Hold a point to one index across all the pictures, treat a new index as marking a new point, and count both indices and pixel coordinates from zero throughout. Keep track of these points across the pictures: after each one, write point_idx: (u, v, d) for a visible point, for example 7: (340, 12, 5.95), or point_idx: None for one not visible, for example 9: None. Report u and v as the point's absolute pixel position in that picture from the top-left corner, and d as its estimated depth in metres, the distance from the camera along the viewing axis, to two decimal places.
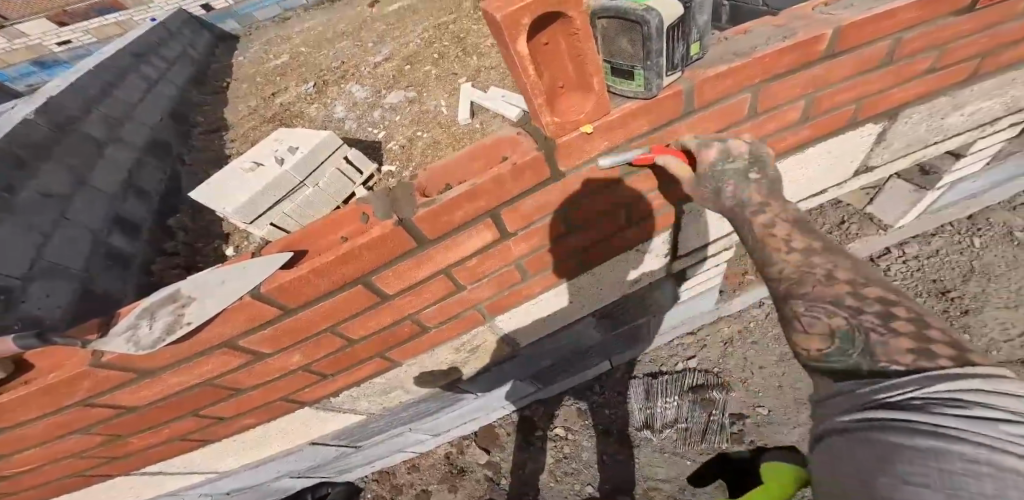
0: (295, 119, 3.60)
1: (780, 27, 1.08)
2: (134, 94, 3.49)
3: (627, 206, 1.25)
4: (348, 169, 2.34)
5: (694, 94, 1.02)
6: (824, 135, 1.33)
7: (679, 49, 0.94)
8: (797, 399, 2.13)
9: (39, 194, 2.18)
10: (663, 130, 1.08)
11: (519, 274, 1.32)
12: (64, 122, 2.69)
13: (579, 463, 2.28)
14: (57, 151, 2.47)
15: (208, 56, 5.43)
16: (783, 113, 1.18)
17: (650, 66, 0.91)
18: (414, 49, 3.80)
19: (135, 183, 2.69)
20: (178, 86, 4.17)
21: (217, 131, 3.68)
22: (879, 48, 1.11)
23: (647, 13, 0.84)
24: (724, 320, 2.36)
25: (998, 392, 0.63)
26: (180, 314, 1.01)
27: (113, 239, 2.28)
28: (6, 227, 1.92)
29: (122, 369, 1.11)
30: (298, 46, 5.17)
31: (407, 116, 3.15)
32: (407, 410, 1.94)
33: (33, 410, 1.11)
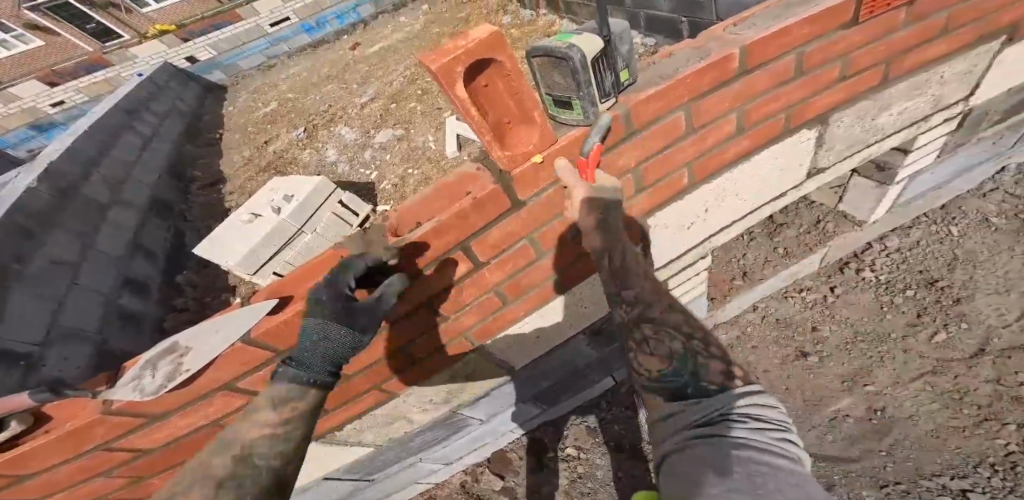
0: (288, 165, 3.70)
1: (698, 49, 1.16)
2: (131, 153, 3.61)
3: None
4: (344, 212, 2.44)
5: (630, 117, 1.09)
6: (764, 144, 1.38)
7: (608, 77, 1.01)
8: (806, 400, 2.08)
9: (47, 262, 2.24)
10: (610, 152, 1.14)
11: (500, 300, 1.37)
12: (66, 187, 2.77)
13: (594, 482, 2.28)
14: (62, 217, 2.54)
15: (197, 108, 5.59)
16: (715, 128, 1.24)
17: (584, 95, 0.98)
18: (397, 87, 3.95)
19: (141, 243, 2.78)
20: (172, 141, 4.29)
21: (215, 184, 3.79)
22: (787, 63, 1.18)
23: (570, 49, 0.92)
24: (722, 328, 2.33)
25: (763, 404, 0.84)
26: (179, 362, 1.05)
27: (124, 299, 2.35)
28: (20, 296, 1.97)
29: (132, 414, 1.13)
30: (285, 92, 5.35)
31: (396, 154, 3.26)
32: (415, 440, 1.96)
33: (55, 457, 1.12)
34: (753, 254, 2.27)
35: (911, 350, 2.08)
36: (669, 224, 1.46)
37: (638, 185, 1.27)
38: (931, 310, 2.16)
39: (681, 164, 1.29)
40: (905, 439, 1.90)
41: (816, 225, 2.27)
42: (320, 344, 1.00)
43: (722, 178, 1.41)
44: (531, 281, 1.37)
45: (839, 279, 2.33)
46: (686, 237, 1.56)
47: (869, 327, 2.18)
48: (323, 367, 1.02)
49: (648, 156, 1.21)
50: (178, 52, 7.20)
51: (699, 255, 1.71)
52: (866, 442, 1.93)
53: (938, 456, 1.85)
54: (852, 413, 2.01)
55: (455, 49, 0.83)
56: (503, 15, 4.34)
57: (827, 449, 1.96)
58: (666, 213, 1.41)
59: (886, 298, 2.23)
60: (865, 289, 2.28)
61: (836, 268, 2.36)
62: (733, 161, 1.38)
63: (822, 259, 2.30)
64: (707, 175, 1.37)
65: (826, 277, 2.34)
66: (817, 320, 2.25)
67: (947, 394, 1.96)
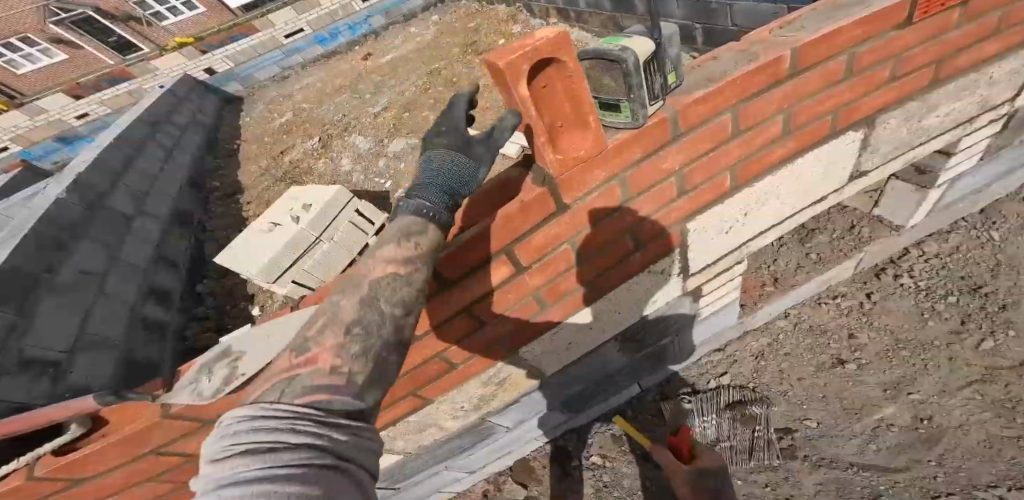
0: (305, 175, 3.90)
1: (743, 52, 1.15)
2: (155, 165, 3.70)
3: (632, 231, 1.30)
4: (359, 220, 2.63)
5: (678, 119, 1.08)
6: (810, 146, 1.36)
7: (657, 80, 1.01)
8: (846, 409, 2.03)
9: (77, 272, 2.28)
10: (657, 154, 1.13)
11: (539, 305, 1.36)
12: (95, 199, 2.83)
13: (622, 490, 2.23)
14: (92, 229, 2.60)
15: (216, 120, 5.72)
16: (764, 129, 1.22)
17: (634, 98, 0.98)
18: (411, 96, 4.03)
19: (164, 254, 2.94)
20: (192, 153, 4.40)
21: (234, 197, 4.05)
22: (838, 64, 1.16)
23: (624, 52, 0.92)
24: (751, 335, 2.31)
25: None
26: (234, 367, 1.12)
27: (148, 309, 2.46)
28: (54, 306, 2.01)
29: (189, 418, 1.18)
30: (301, 102, 5.46)
31: (413, 162, 3.30)
32: (442, 448, 1.95)
33: (111, 460, 1.18)
34: (784, 260, 2.25)
35: (958, 358, 2.03)
36: (709, 228, 1.45)
37: (681, 188, 1.25)
38: (976, 316, 2.10)
39: (725, 167, 1.27)
40: (956, 449, 1.85)
41: (850, 231, 2.23)
42: (445, 171, 0.98)
43: (765, 181, 1.38)
44: (569, 286, 1.36)
45: (876, 285, 2.27)
46: (724, 241, 1.54)
47: (910, 334, 2.12)
48: (444, 202, 0.95)
49: (694, 160, 1.20)
50: (196, 64, 7.28)
51: (737, 259, 1.69)
52: (911, 451, 1.88)
53: (993, 467, 1.78)
54: (895, 422, 1.96)
55: (524, 47, 0.85)
56: (513, 24, 4.40)
57: (869, 459, 1.91)
58: (709, 216, 1.39)
59: (928, 304, 2.17)
60: (903, 296, 2.22)
61: (871, 272, 2.31)
62: (777, 164, 1.35)
63: (857, 265, 2.26)
64: (751, 178, 1.35)
65: (862, 283, 2.30)
66: (854, 327, 2.20)
67: (999, 403, 1.89)
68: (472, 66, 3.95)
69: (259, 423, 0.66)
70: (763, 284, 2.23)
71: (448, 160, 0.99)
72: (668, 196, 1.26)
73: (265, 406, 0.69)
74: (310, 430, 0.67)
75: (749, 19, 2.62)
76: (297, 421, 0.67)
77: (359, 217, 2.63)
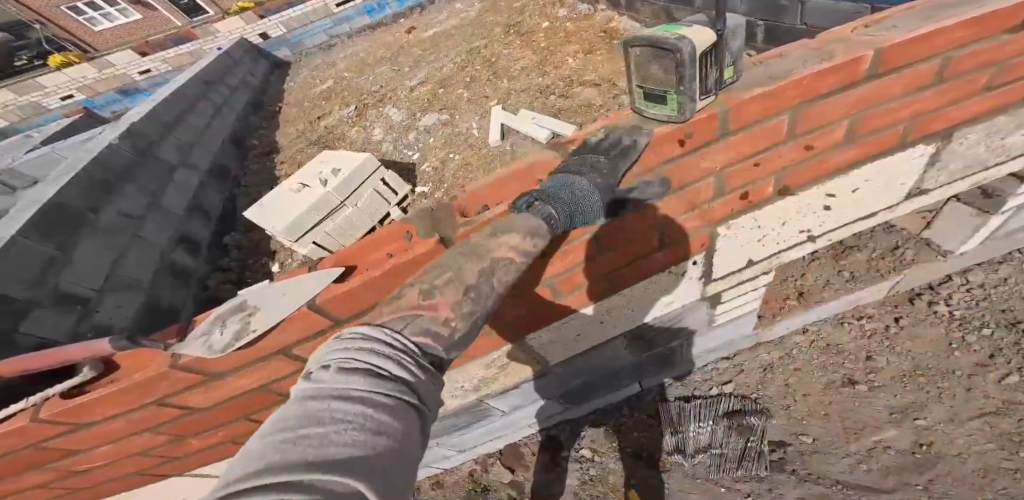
0: (337, 142, 3.96)
1: (817, 49, 1.06)
2: (202, 120, 3.84)
3: (659, 229, 1.27)
4: (385, 190, 2.66)
5: (729, 117, 1.03)
6: (872, 157, 1.27)
7: (712, 74, 0.97)
8: (845, 428, 1.97)
9: (119, 214, 2.38)
10: (697, 153, 1.09)
11: (552, 293, 1.38)
12: (146, 146, 2.96)
13: (605, 487, 2.23)
14: (139, 175, 2.71)
15: (263, 83, 5.89)
16: (828, 133, 1.14)
17: (684, 90, 0.95)
18: (448, 73, 3.96)
19: (197, 205, 3.05)
20: (237, 113, 4.56)
21: (270, 155, 4.16)
22: (930, 67, 1.06)
23: (680, 41, 0.91)
24: (764, 346, 2.24)
25: None
26: (246, 322, 1.14)
27: (178, 255, 2.58)
28: (94, 243, 2.12)
29: (196, 370, 1.23)
30: (342, 71, 5.50)
31: (440, 137, 3.25)
32: (435, 423, 2.00)
33: (115, 408, 1.24)
34: (814, 275, 2.13)
35: (977, 389, 1.93)
36: (739, 234, 1.39)
37: (717, 189, 1.21)
38: (1007, 352, 1.97)
39: (771, 172, 1.21)
40: (947, 476, 1.78)
41: (893, 252, 2.09)
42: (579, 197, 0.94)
43: (809, 192, 1.31)
44: (583, 277, 1.37)
45: (908, 310, 2.15)
46: (751, 252, 1.49)
47: (931, 362, 2.01)
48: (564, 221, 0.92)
49: (736, 161, 1.14)
50: (252, 29, 7.43)
51: (760, 270, 1.63)
52: (902, 474, 1.82)
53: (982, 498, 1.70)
54: (895, 444, 1.89)
55: None
56: (559, 7, 4.17)
57: (857, 477, 1.86)
58: (739, 224, 1.35)
59: (959, 334, 2.05)
60: (935, 324, 2.10)
61: (907, 298, 2.18)
62: (837, 171, 1.27)
63: (890, 287, 2.13)
64: (800, 185, 1.28)
65: (892, 306, 2.17)
66: (873, 349, 2.10)
67: (1006, 436, 1.80)
68: (512, 46, 3.80)
69: (372, 349, 0.74)
70: (788, 296, 2.13)
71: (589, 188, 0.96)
72: (702, 196, 1.21)
73: (385, 337, 0.77)
74: (408, 371, 0.74)
75: (828, 18, 2.46)
76: (398, 359, 0.75)
77: (383, 187, 2.66)
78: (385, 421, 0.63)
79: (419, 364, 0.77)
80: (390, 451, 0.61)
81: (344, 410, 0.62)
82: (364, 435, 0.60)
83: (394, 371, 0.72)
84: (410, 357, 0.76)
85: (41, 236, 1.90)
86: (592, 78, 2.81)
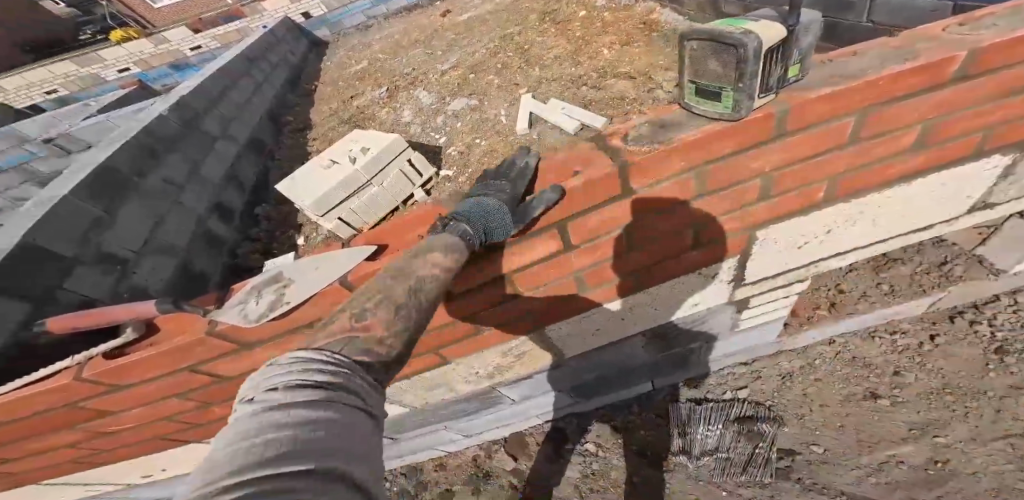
0: (367, 121, 3.94)
1: (898, 48, 1.02)
2: (245, 96, 3.96)
3: (695, 226, 1.24)
4: (409, 171, 2.59)
5: (789, 117, 0.99)
6: (933, 168, 1.23)
7: (776, 71, 0.95)
8: (859, 440, 1.98)
9: (162, 181, 2.47)
10: (749, 152, 1.06)
11: (578, 285, 1.39)
12: (190, 119, 3.07)
13: (607, 481, 2.28)
14: (183, 145, 2.80)
15: (303, 62, 5.99)
16: (891, 139, 1.10)
17: (743, 87, 0.93)
18: (480, 58, 3.82)
19: (236, 174, 3.06)
20: (277, 90, 4.68)
21: (303, 130, 4.18)
22: (1021, 72, 1.01)
23: (746, 36, 0.90)
24: (785, 355, 2.22)
25: None
26: (281, 293, 1.15)
27: (214, 224, 2.57)
28: (136, 207, 2.20)
29: (230, 339, 1.23)
30: (377, 53, 5.42)
31: (468, 122, 3.18)
32: (448, 407, 2.03)
33: (150, 371, 1.25)
34: (850, 286, 2.09)
35: (1007, 411, 1.86)
36: (778, 239, 1.36)
37: (765, 191, 1.17)
38: None
39: (826, 177, 1.17)
40: (958, 493, 1.79)
41: (940, 267, 2.02)
42: (489, 215, 1.06)
43: (861, 200, 1.27)
44: (613, 272, 1.36)
45: (946, 327, 2.07)
46: (792, 257, 1.46)
47: (961, 382, 1.97)
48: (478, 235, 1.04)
49: (790, 163, 1.10)
50: (296, 9, 7.64)
51: (797, 277, 1.60)
52: (910, 489, 1.84)
53: None
54: (909, 460, 1.89)
55: None
56: None
57: (864, 489, 1.90)
58: (782, 228, 1.32)
59: (997, 355, 1.97)
60: (973, 343, 2.02)
61: (948, 315, 2.10)
62: (899, 180, 1.23)
63: (932, 304, 2.06)
64: (852, 192, 1.24)
65: (930, 322, 2.10)
66: (902, 365, 2.06)
67: None
68: (547, 34, 3.46)
69: (300, 366, 0.71)
70: (817, 307, 2.11)
71: (490, 208, 1.08)
72: (748, 197, 1.18)
73: (307, 356, 0.74)
74: (340, 375, 0.73)
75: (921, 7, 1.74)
76: (327, 369, 0.72)
77: (410, 168, 2.60)
78: (331, 417, 0.64)
79: (365, 382, 0.76)
80: (343, 441, 0.62)
81: (288, 417, 0.61)
82: (315, 433, 0.60)
83: (328, 377, 0.71)
84: (341, 365, 0.74)
85: (86, 198, 2.02)
86: (627, 71, 2.56)
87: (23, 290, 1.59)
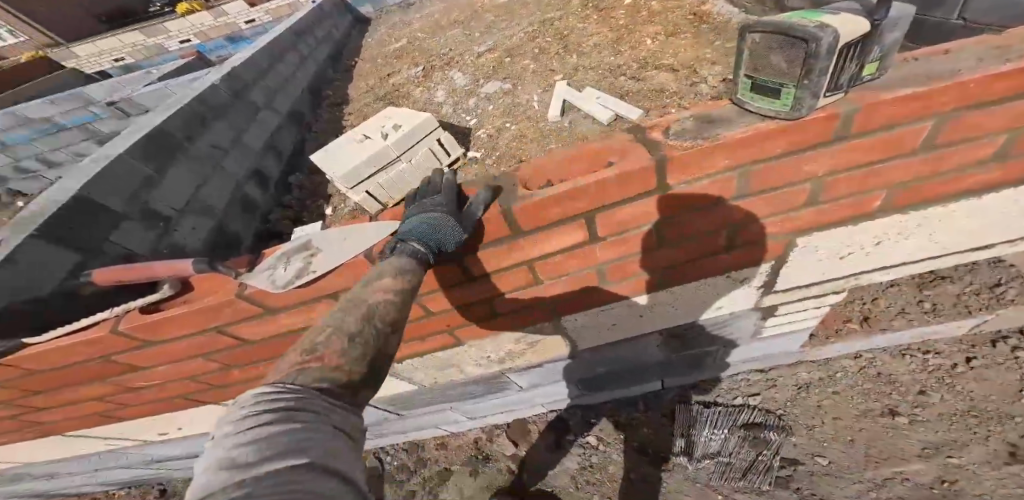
0: (400, 99, 3.91)
1: (999, 48, 0.94)
2: (290, 70, 4.04)
3: (731, 228, 1.22)
4: (438, 150, 2.59)
5: (855, 117, 0.94)
6: (1001, 186, 1.16)
7: (850, 68, 0.91)
8: (868, 455, 1.97)
9: (209, 145, 2.63)
10: (806, 153, 1.01)
11: (598, 278, 1.38)
12: (242, 87, 3.20)
13: (604, 474, 2.29)
14: (232, 112, 2.95)
15: (346, 38, 6.05)
16: (963, 150, 1.04)
17: (808, 84, 0.90)
18: (517, 41, 3.72)
19: (276, 144, 3.22)
20: (319, 64, 4.76)
21: (341, 105, 4.22)
22: None
23: (823, 29, 0.86)
24: (804, 365, 2.21)
25: None
26: (308, 262, 1.14)
27: (251, 189, 2.75)
28: (183, 169, 2.40)
29: (257, 303, 1.23)
30: (416, 31, 5.25)
31: (499, 106, 3.14)
32: (458, 389, 2.04)
33: (182, 329, 1.25)
34: (888, 301, 2.02)
35: None
36: (818, 247, 1.33)
37: (814, 196, 1.13)
38: None
39: (886, 184, 1.12)
40: None
41: (992, 288, 1.94)
42: (435, 226, 1.09)
43: (913, 215, 1.23)
44: (638, 267, 1.35)
45: (986, 352, 2.01)
46: (831, 266, 1.42)
47: (990, 405, 1.92)
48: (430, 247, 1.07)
49: (847, 168, 1.06)
50: None
51: (834, 288, 1.58)
52: None
53: None
54: (915, 478, 1.89)
55: None
56: None
57: None
58: (824, 236, 1.28)
59: None
60: (1013, 370, 1.95)
61: (993, 339, 2.03)
62: (961, 194, 1.18)
63: (975, 325, 2.00)
64: (909, 204, 1.19)
65: (968, 345, 2.05)
66: (929, 385, 2.03)
67: None
68: (588, 20, 3.37)
69: (251, 397, 0.71)
70: (849, 320, 2.06)
71: (431, 219, 1.11)
72: (797, 201, 1.14)
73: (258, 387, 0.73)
74: (292, 394, 0.73)
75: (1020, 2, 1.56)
76: (276, 393, 0.72)
77: (439, 148, 2.59)
78: (284, 434, 0.65)
79: (329, 402, 0.74)
80: (300, 454, 0.64)
81: (243, 446, 0.63)
82: (267, 455, 0.62)
83: (281, 399, 0.71)
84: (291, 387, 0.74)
85: (141, 157, 2.21)
86: (669, 63, 2.48)
87: (80, 242, 1.79)
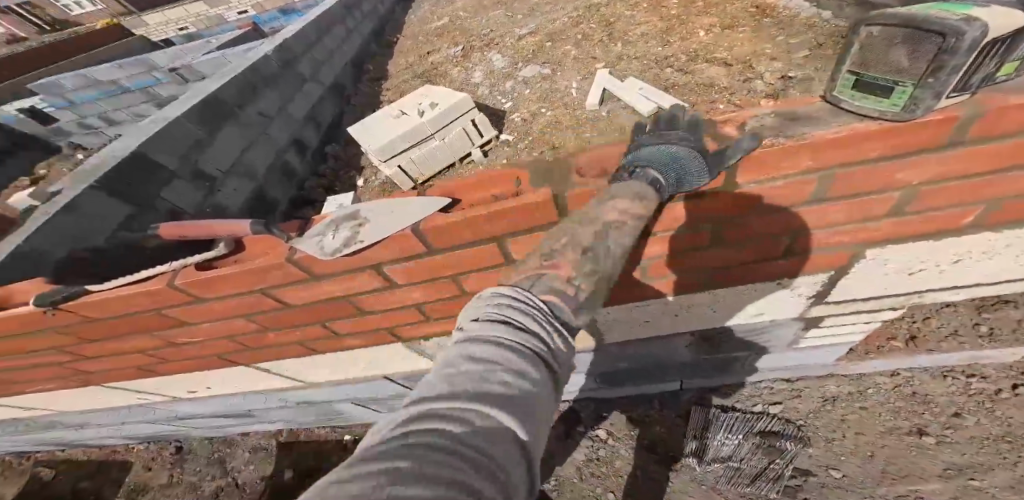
0: (437, 78, 3.88)
1: None
2: (336, 45, 4.06)
3: (789, 235, 1.18)
4: (472, 130, 2.56)
5: (976, 122, 0.89)
6: None
7: (984, 68, 0.85)
8: (886, 471, 1.92)
9: (258, 112, 2.75)
10: (907, 159, 0.96)
11: (639, 273, 1.35)
12: (291, 59, 3.27)
13: (610, 469, 2.26)
14: (281, 81, 3.05)
15: (389, 14, 6.05)
16: None
17: (932, 84, 0.85)
18: (559, 26, 3.64)
19: (317, 115, 3.34)
20: (363, 38, 4.77)
21: (380, 80, 4.22)
22: None
23: (970, 23, 0.80)
24: (835, 379, 2.17)
25: None
26: (356, 232, 1.13)
27: (290, 157, 2.89)
28: (233, 132, 2.52)
29: (304, 268, 1.22)
30: (458, 9, 5.08)
31: (536, 91, 3.09)
32: None
33: (232, 287, 1.26)
34: (941, 322, 2.03)
35: None
36: (887, 261, 1.29)
37: (898, 205, 1.08)
38: None
39: (988, 197, 1.06)
40: None
41: None
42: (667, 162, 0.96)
43: (993, 235, 1.18)
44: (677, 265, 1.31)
45: None
46: (894, 282, 1.38)
47: None
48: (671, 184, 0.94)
49: (945, 178, 1.00)
50: None
51: (890, 304, 1.54)
52: None
53: None
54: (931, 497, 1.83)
55: None
56: None
57: None
58: (892, 250, 1.24)
59: None
60: None
61: None
62: None
63: None
64: (1004, 223, 1.14)
65: (1016, 373, 2.01)
66: (965, 408, 1.99)
67: None
68: (637, 8, 3.28)
69: (491, 306, 0.69)
70: (893, 338, 2.02)
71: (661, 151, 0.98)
72: (877, 209, 1.09)
73: (501, 294, 0.71)
74: (523, 317, 0.68)
75: None
76: (512, 312, 0.68)
77: (473, 128, 2.56)
78: (505, 375, 0.61)
79: (552, 333, 0.69)
80: (514, 402, 0.59)
81: (468, 368, 0.62)
82: (486, 391, 0.59)
83: (514, 319, 0.68)
84: (528, 309, 0.69)
85: (197, 118, 2.31)
86: (723, 56, 2.40)
87: (136, 197, 1.93)
